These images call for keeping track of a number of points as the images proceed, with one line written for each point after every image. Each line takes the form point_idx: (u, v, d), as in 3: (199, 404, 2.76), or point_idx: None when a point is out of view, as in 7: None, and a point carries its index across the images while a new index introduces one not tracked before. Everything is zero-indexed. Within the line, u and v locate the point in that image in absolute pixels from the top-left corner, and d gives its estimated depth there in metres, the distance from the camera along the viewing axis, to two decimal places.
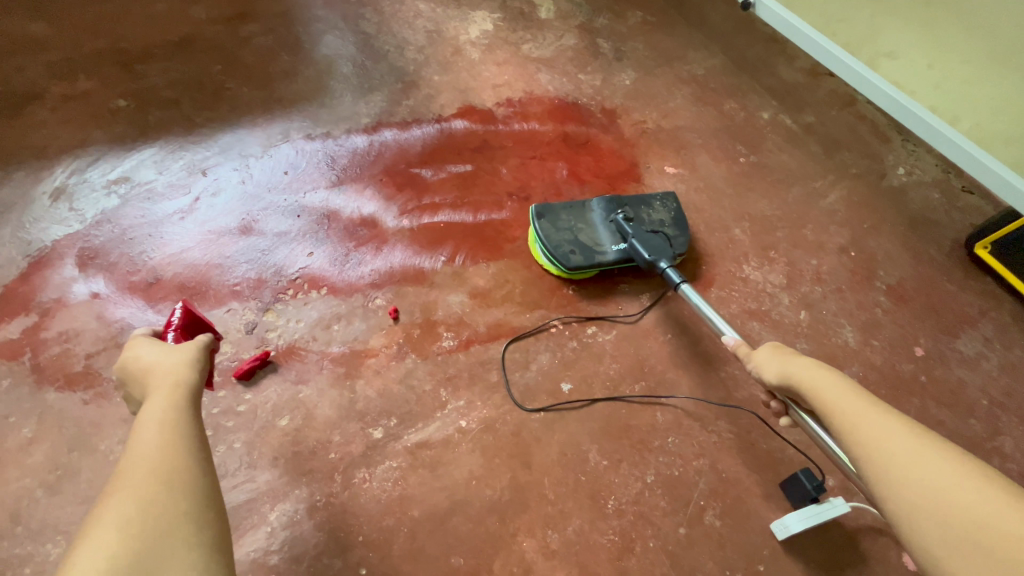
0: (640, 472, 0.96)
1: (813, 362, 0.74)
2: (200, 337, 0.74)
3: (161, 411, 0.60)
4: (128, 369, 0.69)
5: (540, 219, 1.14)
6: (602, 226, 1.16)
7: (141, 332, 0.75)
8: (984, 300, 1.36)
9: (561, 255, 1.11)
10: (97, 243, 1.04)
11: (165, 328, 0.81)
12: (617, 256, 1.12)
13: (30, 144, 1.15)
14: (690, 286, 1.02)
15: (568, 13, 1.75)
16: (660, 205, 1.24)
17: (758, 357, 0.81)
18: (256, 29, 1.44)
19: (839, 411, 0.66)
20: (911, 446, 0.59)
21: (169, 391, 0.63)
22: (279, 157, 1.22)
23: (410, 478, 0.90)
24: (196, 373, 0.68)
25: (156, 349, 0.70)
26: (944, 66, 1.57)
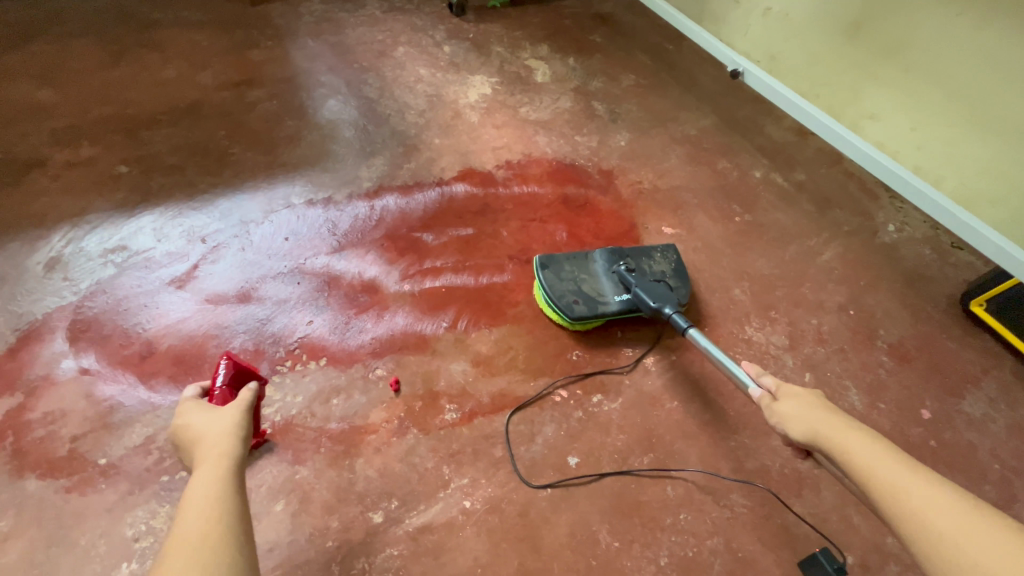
0: (652, 554, 0.92)
1: (825, 407, 0.78)
2: (242, 394, 0.76)
3: (211, 474, 0.61)
4: (179, 437, 0.70)
5: (544, 269, 1.16)
6: (605, 276, 1.16)
7: (185, 396, 0.77)
8: (984, 359, 1.36)
9: (564, 305, 1.11)
10: (91, 314, 1.02)
11: (210, 386, 0.82)
12: (620, 306, 1.12)
13: (28, 212, 1.13)
14: (698, 331, 1.01)
15: (564, 77, 1.82)
16: (661, 256, 1.25)
17: (780, 409, 0.81)
18: (261, 94, 1.47)
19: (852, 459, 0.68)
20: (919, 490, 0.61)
21: (216, 455, 0.64)
22: (281, 223, 1.22)
23: (412, 568, 0.85)
24: (241, 437, 0.68)
25: (204, 416, 0.72)
26: (926, 129, 1.59)
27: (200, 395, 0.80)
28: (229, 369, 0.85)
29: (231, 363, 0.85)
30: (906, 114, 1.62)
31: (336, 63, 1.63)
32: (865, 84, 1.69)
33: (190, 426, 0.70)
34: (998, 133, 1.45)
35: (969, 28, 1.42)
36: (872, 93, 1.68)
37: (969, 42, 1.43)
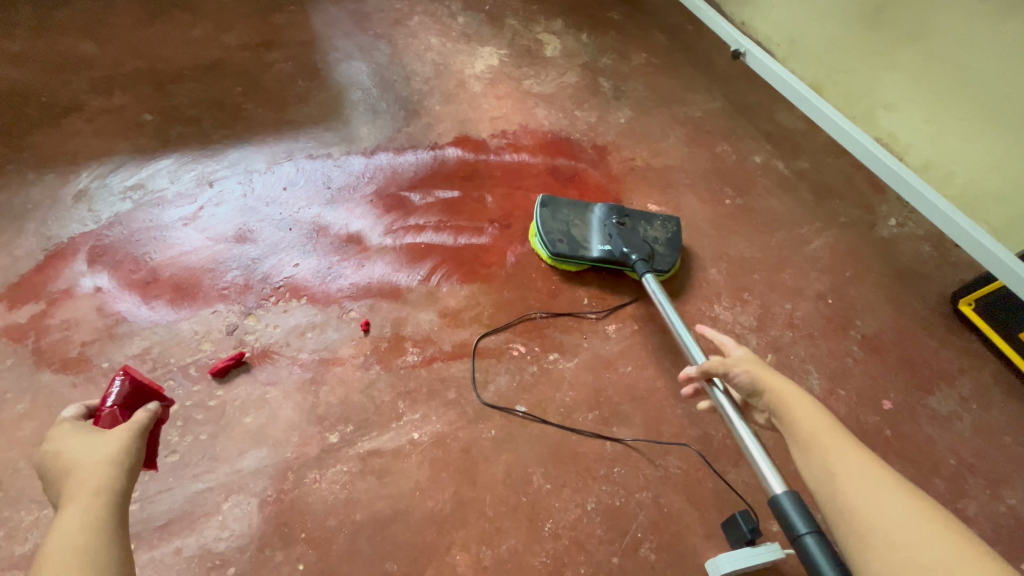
0: (581, 498, 0.99)
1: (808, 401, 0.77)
2: (138, 414, 0.70)
3: (80, 515, 0.57)
4: (46, 468, 0.64)
5: (543, 207, 1.26)
6: (597, 225, 1.25)
7: (60, 418, 0.70)
8: (965, 358, 1.34)
9: (549, 240, 1.22)
10: (108, 241, 1.15)
11: (97, 405, 0.74)
12: (598, 255, 1.21)
13: (64, 150, 1.28)
14: (653, 280, 1.15)
15: (574, 52, 1.83)
16: (661, 225, 1.29)
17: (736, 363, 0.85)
18: (278, 56, 1.57)
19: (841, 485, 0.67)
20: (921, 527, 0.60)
21: (90, 493, 0.59)
22: (281, 174, 1.33)
23: (358, 483, 0.95)
24: (124, 468, 0.64)
25: (81, 442, 0.66)
26: (939, 122, 1.51)
27: (82, 416, 0.73)
28: (123, 388, 0.76)
29: (128, 379, 0.77)
30: (922, 105, 1.54)
31: (352, 30, 1.70)
32: (883, 71, 1.60)
33: (60, 455, 0.65)
34: (1009, 130, 1.36)
35: (986, 20, 1.34)
36: (888, 81, 1.59)
37: (986, 34, 1.35)
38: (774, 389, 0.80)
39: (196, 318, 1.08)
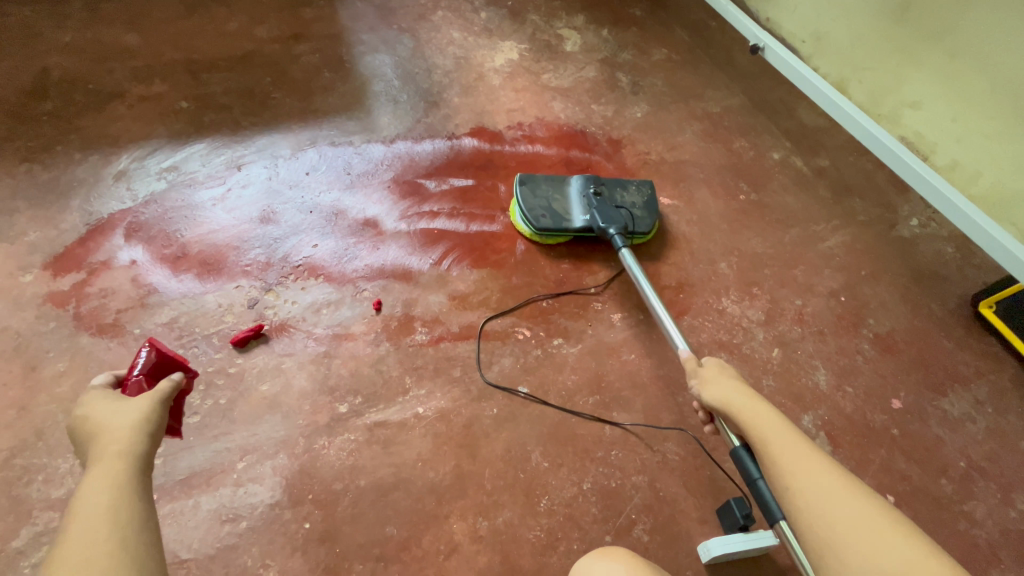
0: (577, 478, 1.01)
1: (770, 408, 0.80)
2: (162, 382, 0.75)
3: (107, 471, 0.61)
4: (76, 431, 0.68)
5: (522, 185, 1.31)
6: (575, 197, 1.30)
7: (91, 385, 0.75)
8: (983, 361, 1.31)
9: (533, 216, 1.26)
10: (143, 219, 1.24)
11: (125, 374, 0.80)
12: (581, 225, 1.27)
13: (107, 133, 1.37)
14: (630, 252, 1.20)
15: (594, 47, 1.84)
16: (635, 190, 1.37)
17: (702, 374, 0.89)
18: (306, 48, 1.64)
19: (804, 492, 0.68)
20: (881, 534, 0.62)
21: (115, 453, 0.63)
22: (305, 160, 1.39)
23: (364, 452, 1.00)
24: (147, 431, 0.68)
25: (107, 407, 0.70)
26: (968, 121, 1.46)
27: (111, 384, 0.78)
28: (150, 358, 0.82)
29: (155, 351, 0.83)
30: (949, 102, 1.48)
31: (377, 24, 1.76)
32: (908, 69, 1.55)
33: (90, 419, 0.68)
34: None
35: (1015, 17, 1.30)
36: (915, 78, 1.54)
37: (1014, 30, 1.30)
38: (732, 401, 0.82)
39: (221, 292, 1.16)
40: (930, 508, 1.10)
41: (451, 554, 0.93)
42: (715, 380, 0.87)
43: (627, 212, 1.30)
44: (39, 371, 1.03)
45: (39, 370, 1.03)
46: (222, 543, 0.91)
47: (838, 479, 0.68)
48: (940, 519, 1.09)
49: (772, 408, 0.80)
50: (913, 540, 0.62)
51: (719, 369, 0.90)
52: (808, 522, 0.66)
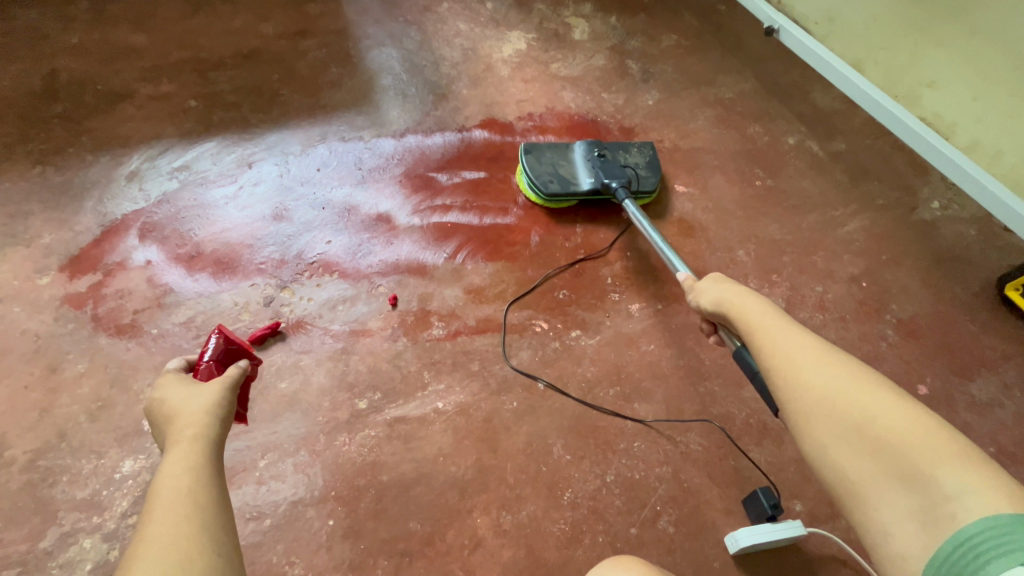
0: (600, 470, 1.00)
1: (759, 299, 0.75)
2: (229, 370, 0.76)
3: (185, 456, 0.61)
4: (154, 414, 0.70)
5: (527, 154, 1.33)
6: (580, 161, 1.32)
7: (166, 368, 0.77)
8: (1010, 345, 1.28)
9: (541, 182, 1.28)
10: (156, 219, 1.24)
11: (196, 360, 0.81)
12: (588, 188, 1.29)
13: (117, 134, 1.37)
14: (633, 204, 1.22)
15: (602, 35, 1.81)
16: (637, 151, 1.39)
17: (699, 287, 0.85)
18: (313, 43, 1.63)
19: (786, 369, 0.64)
20: (863, 398, 0.57)
21: (191, 438, 0.64)
22: (315, 157, 1.39)
23: (385, 447, 1.00)
24: (218, 418, 0.69)
25: (181, 392, 0.71)
26: (989, 100, 1.41)
27: (183, 369, 0.79)
28: (218, 345, 0.83)
29: (223, 338, 0.84)
30: (969, 82, 1.44)
31: (383, 17, 1.74)
32: (926, 48, 1.50)
33: (166, 402, 0.70)
34: None
35: None
36: (932, 58, 1.50)
37: None
38: (728, 304, 0.77)
39: (236, 290, 1.15)
40: None
41: (475, 549, 0.92)
42: (707, 286, 0.84)
43: (632, 171, 1.32)
44: (59, 373, 1.03)
45: (59, 371, 1.03)
46: (246, 541, 0.90)
47: (823, 352, 0.63)
48: None
49: (764, 300, 0.75)
50: (901, 403, 0.56)
51: (718, 279, 0.85)
52: (786, 396, 0.62)
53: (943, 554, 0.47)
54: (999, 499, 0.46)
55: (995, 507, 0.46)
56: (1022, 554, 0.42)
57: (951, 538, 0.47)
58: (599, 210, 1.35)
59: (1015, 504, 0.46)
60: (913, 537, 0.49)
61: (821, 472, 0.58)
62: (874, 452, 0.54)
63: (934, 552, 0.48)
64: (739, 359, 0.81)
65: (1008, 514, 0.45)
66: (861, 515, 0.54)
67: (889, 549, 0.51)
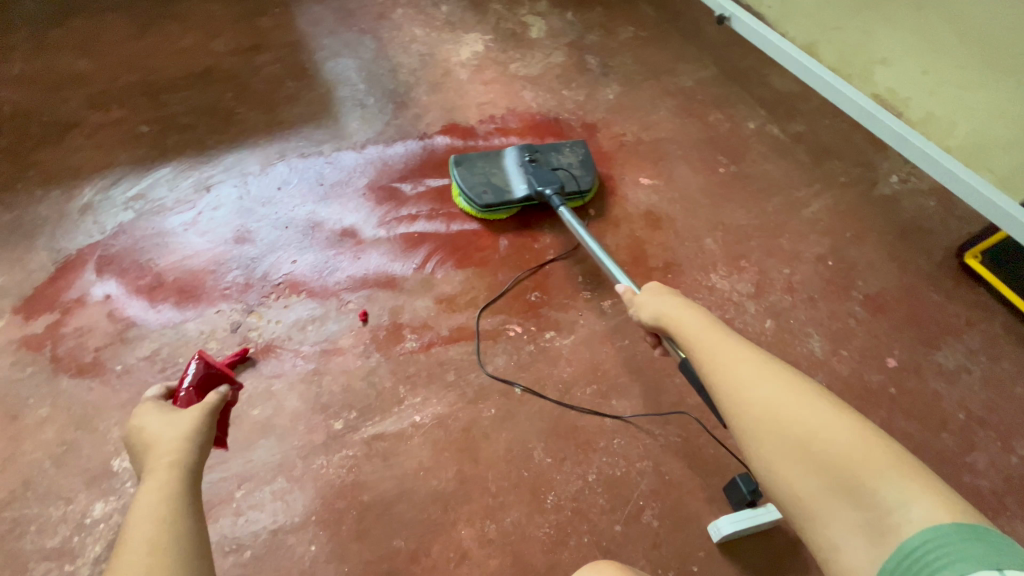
0: (582, 470, 1.01)
1: (699, 312, 0.75)
2: (210, 396, 0.74)
3: (160, 485, 0.59)
4: (133, 442, 0.68)
5: (458, 166, 1.30)
6: (512, 167, 1.31)
7: (145, 397, 0.76)
8: (974, 312, 1.31)
9: (475, 194, 1.26)
10: (114, 251, 1.21)
11: (176, 387, 0.82)
12: (523, 194, 1.27)
13: (67, 166, 1.33)
14: (568, 210, 1.21)
15: (560, 32, 1.81)
16: (570, 151, 1.38)
17: (639, 298, 0.84)
18: (266, 59, 1.60)
19: (730, 384, 0.63)
20: (807, 412, 0.57)
21: (169, 464, 0.62)
22: (275, 175, 1.36)
23: (364, 466, 0.98)
24: (198, 443, 0.67)
25: (161, 419, 0.70)
26: (939, 72, 1.44)
27: (163, 396, 0.81)
28: (198, 370, 0.86)
29: (203, 362, 0.87)
30: (919, 56, 1.47)
31: (337, 27, 1.72)
32: (877, 25, 1.53)
33: (144, 430, 0.68)
34: (1013, 74, 1.30)
35: None
36: (884, 34, 1.52)
37: None
38: (670, 318, 0.77)
39: (202, 318, 1.13)
40: (935, 463, 1.10)
41: (461, 561, 0.92)
42: (649, 298, 0.82)
43: (565, 172, 1.32)
44: (20, 419, 1.00)
45: (20, 417, 1.00)
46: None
47: (765, 365, 0.63)
48: (944, 473, 1.09)
49: (703, 313, 0.75)
50: (843, 415, 0.57)
51: (658, 290, 0.85)
52: (733, 413, 0.62)
53: (890, 567, 0.47)
54: (939, 510, 0.47)
55: (936, 518, 0.47)
56: (965, 566, 0.43)
57: (899, 552, 0.47)
58: (537, 214, 1.34)
59: (954, 515, 0.47)
60: (861, 551, 0.50)
61: (770, 488, 0.58)
62: (819, 466, 0.54)
63: (882, 567, 0.48)
64: (685, 371, 0.80)
65: (949, 525, 0.46)
66: (810, 531, 0.54)
67: (838, 563, 0.51)
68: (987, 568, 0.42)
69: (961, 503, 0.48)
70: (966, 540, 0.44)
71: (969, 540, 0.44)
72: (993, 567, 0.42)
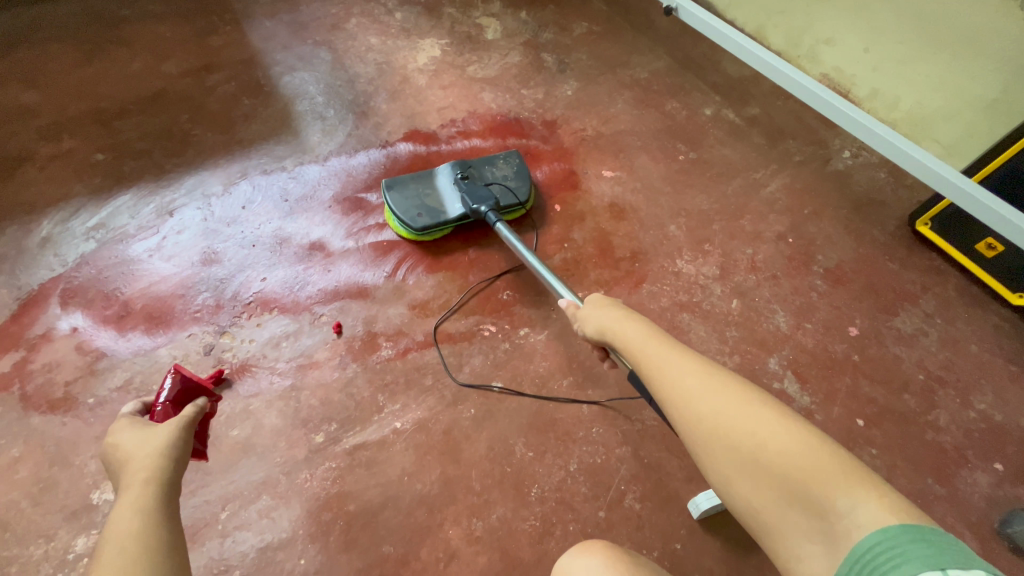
0: (563, 461, 1.03)
1: (641, 322, 0.73)
2: (187, 410, 0.76)
3: (135, 500, 0.59)
4: (108, 460, 0.68)
5: (390, 190, 1.27)
6: (446, 187, 1.29)
7: (121, 413, 0.76)
8: (928, 277, 1.37)
9: (409, 218, 1.24)
10: (78, 282, 1.19)
11: (152, 402, 0.83)
12: (458, 214, 1.26)
13: (21, 201, 1.30)
14: (505, 225, 1.21)
15: (515, 31, 1.83)
16: (505, 162, 1.37)
17: (582, 313, 0.83)
18: (220, 77, 1.58)
19: (676, 397, 0.61)
20: (752, 419, 0.55)
21: (145, 480, 0.63)
22: (239, 195, 1.35)
23: (347, 477, 0.99)
24: (175, 458, 0.67)
25: (136, 435, 0.70)
26: (881, 49, 1.49)
27: (139, 411, 0.81)
28: (174, 385, 0.87)
29: (179, 377, 0.88)
30: (861, 35, 1.52)
31: (291, 41, 1.71)
32: (820, 7, 1.58)
33: (119, 447, 0.68)
34: (946, 48, 1.36)
35: None
36: (825, 16, 1.58)
37: None
38: (614, 331, 0.75)
39: (173, 343, 1.12)
40: (899, 424, 1.15)
41: (450, 561, 0.93)
42: (592, 312, 0.80)
43: (499, 186, 1.32)
44: None
45: None
46: None
47: (709, 374, 0.61)
48: (908, 432, 1.14)
49: (645, 323, 0.73)
50: (788, 420, 0.55)
51: (599, 301, 0.83)
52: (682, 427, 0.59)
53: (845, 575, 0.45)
54: (885, 511, 0.46)
55: (882, 520, 0.45)
56: (910, 566, 0.41)
57: (851, 557, 0.45)
58: (478, 229, 1.33)
59: (900, 515, 0.45)
60: (818, 560, 0.47)
61: (726, 502, 0.55)
62: (769, 476, 0.52)
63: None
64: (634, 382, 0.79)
65: (896, 526, 0.44)
66: (769, 543, 0.52)
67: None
68: (931, 568, 0.40)
69: (907, 503, 0.47)
70: (912, 540, 0.43)
71: (916, 542, 0.42)
72: (937, 567, 0.40)
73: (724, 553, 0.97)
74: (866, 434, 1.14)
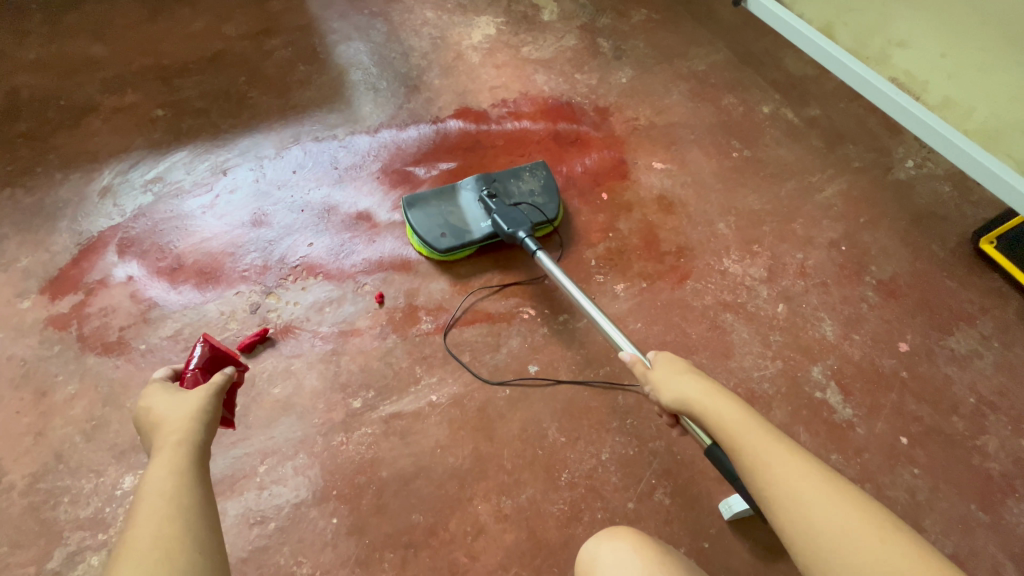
0: (595, 449, 1.03)
1: (735, 403, 0.70)
2: (216, 376, 0.75)
3: (168, 461, 0.61)
4: (142, 421, 0.70)
5: (411, 209, 1.21)
6: (470, 203, 1.23)
7: (152, 379, 0.77)
8: (988, 298, 1.31)
9: (432, 239, 1.18)
10: (134, 233, 1.23)
11: (182, 368, 0.83)
12: (483, 234, 1.20)
13: (85, 150, 1.34)
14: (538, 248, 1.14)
15: (571, 14, 1.79)
16: (530, 175, 1.32)
17: (656, 376, 0.80)
18: (277, 42, 1.60)
19: (791, 503, 0.58)
20: (881, 545, 0.53)
21: (175, 442, 0.64)
22: (290, 159, 1.37)
23: (382, 444, 1.01)
24: (204, 421, 0.68)
25: (168, 398, 0.71)
26: (959, 54, 1.41)
27: (170, 378, 0.81)
28: (204, 353, 0.86)
29: (208, 346, 0.87)
30: (939, 38, 1.44)
31: (348, 10, 1.71)
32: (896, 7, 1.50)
33: (152, 410, 0.70)
34: None
35: None
36: (903, 16, 1.49)
37: None
38: (705, 407, 0.72)
39: (221, 299, 1.15)
40: (945, 446, 1.11)
41: (478, 535, 0.94)
42: (670, 379, 0.78)
43: (526, 204, 1.26)
44: (50, 396, 1.03)
45: (50, 395, 1.03)
46: (252, 546, 0.92)
47: (824, 481, 0.59)
48: (954, 455, 1.10)
49: (739, 403, 0.71)
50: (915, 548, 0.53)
51: (676, 365, 0.80)
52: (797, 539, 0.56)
53: None
54: None
55: None
56: None
57: None
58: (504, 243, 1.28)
59: None
60: None
61: None
62: None
63: None
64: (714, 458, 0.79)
65: None
66: None
67: None
68: None
69: None
70: None
71: None
72: None
73: (753, 557, 0.95)
74: (908, 453, 1.10)
